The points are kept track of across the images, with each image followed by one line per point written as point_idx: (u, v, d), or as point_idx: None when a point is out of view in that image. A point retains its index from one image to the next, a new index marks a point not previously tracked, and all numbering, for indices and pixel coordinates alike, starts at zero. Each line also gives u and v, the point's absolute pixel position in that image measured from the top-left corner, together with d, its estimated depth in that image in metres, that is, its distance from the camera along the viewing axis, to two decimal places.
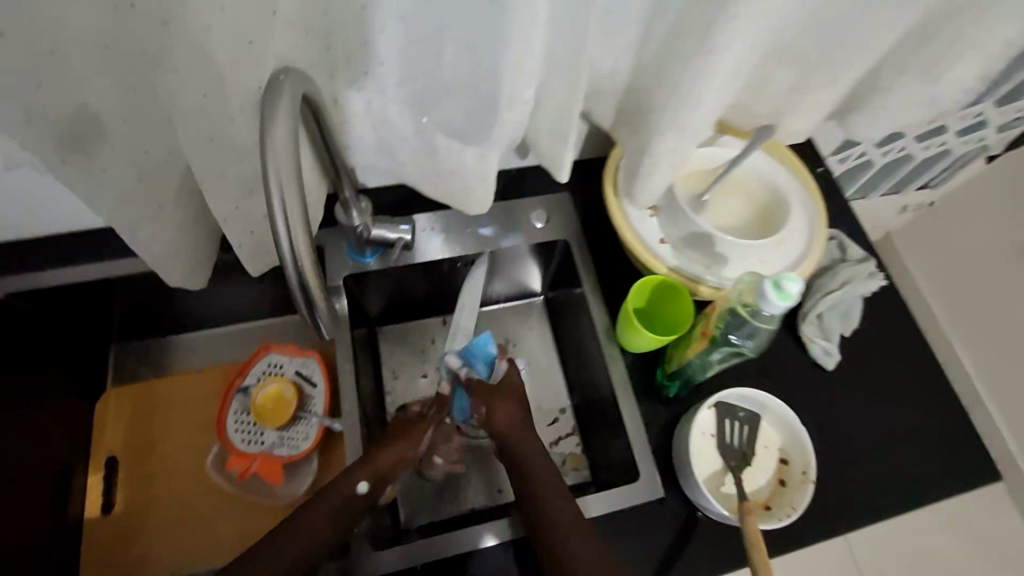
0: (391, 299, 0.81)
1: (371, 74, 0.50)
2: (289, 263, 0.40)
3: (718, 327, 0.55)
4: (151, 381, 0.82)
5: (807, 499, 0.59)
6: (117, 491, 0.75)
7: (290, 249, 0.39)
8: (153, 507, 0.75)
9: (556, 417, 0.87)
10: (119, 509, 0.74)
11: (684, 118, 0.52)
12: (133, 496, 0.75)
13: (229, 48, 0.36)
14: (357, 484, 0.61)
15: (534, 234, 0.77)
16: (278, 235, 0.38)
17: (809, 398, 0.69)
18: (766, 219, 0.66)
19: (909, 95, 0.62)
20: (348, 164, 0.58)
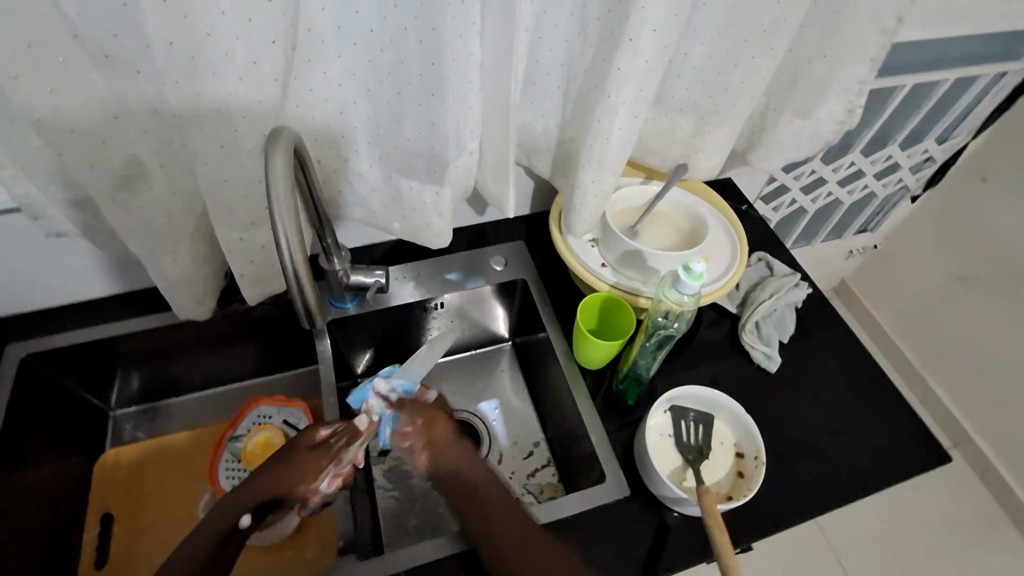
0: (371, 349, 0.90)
1: (346, 137, 0.63)
2: (290, 273, 0.51)
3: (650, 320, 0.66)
4: (148, 440, 0.87)
5: (760, 478, 0.65)
6: (110, 545, 0.78)
7: (286, 259, 0.50)
8: (143, 559, 0.78)
9: (531, 450, 0.91)
10: (111, 561, 0.77)
11: (600, 153, 0.64)
12: (124, 549, 0.78)
13: (234, 110, 0.49)
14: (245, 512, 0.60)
15: (496, 275, 0.87)
16: (279, 250, 0.49)
17: (754, 398, 0.76)
18: (691, 240, 0.77)
19: (792, 130, 0.76)
20: (329, 214, 0.70)
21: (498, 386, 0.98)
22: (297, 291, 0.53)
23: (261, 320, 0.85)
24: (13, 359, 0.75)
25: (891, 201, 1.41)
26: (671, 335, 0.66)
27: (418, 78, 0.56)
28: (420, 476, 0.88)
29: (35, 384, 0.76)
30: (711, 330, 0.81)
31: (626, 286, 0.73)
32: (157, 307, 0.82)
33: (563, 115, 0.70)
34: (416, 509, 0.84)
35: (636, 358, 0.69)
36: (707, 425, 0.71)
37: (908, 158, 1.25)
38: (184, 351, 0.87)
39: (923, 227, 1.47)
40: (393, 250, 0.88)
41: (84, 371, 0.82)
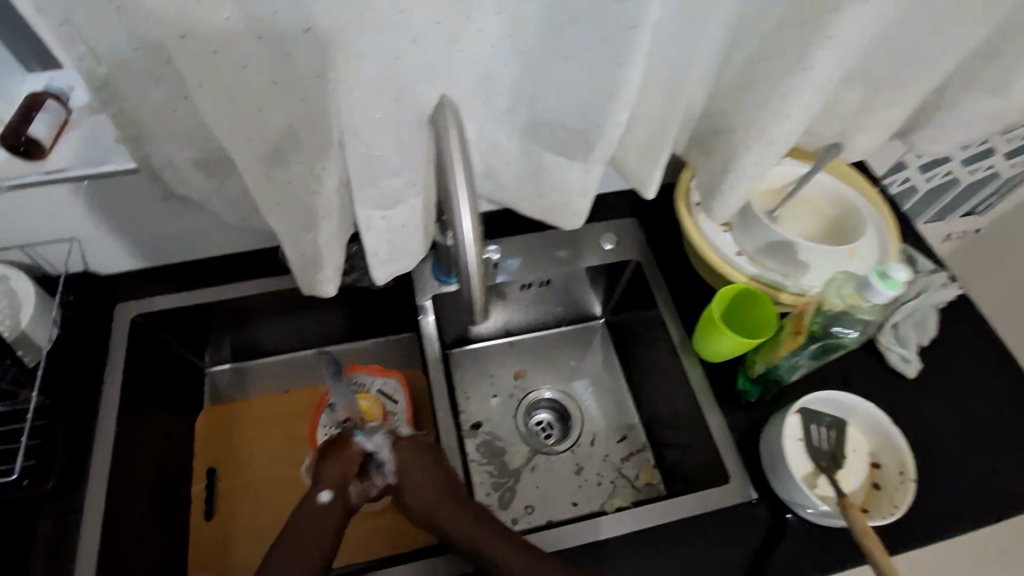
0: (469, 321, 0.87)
1: (484, 105, 0.56)
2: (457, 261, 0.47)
3: (814, 323, 0.58)
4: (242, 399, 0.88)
5: (910, 496, 0.61)
6: (219, 498, 0.81)
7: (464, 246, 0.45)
8: (251, 512, 0.80)
9: (625, 434, 0.89)
10: (221, 514, 0.79)
11: (771, 132, 0.57)
12: (233, 502, 0.80)
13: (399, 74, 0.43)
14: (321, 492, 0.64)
15: (604, 254, 0.82)
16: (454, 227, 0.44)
17: (892, 404, 0.70)
18: (839, 230, 0.70)
19: (977, 108, 0.66)
20: None
21: (590, 365, 0.95)
22: (468, 279, 0.46)
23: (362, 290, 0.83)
24: (126, 320, 0.75)
25: (1015, 183, 1.28)
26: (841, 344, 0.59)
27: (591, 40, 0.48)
28: (514, 452, 0.87)
29: (147, 342, 0.76)
30: None
31: (766, 279, 0.67)
32: (259, 271, 0.80)
33: (720, 84, 0.62)
34: (511, 485, 0.84)
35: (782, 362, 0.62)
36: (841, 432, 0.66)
37: None
38: (283, 315, 0.85)
39: None
40: (496, 221, 0.84)
41: (186, 331, 0.81)
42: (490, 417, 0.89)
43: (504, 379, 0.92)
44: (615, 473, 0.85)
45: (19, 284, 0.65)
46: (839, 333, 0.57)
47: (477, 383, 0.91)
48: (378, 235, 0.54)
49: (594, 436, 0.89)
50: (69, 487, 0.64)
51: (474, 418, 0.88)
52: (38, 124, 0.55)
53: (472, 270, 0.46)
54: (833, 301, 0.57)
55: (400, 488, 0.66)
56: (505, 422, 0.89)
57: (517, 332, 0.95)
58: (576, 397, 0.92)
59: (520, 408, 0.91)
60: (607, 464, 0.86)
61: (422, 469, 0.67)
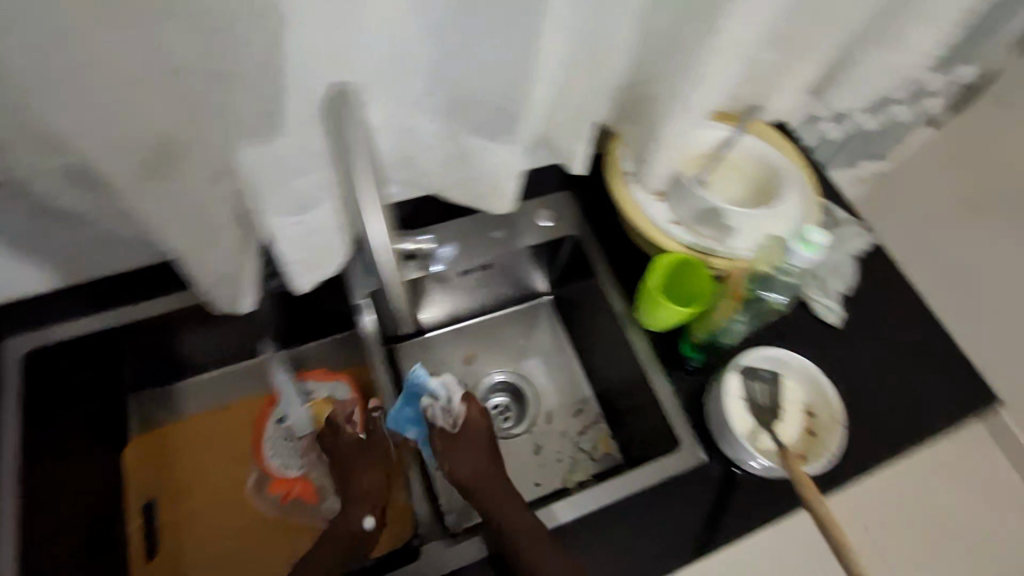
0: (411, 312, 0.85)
1: (398, 88, 0.52)
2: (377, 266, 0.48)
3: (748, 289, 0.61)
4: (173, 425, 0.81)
5: (840, 438, 0.65)
6: (161, 533, 0.75)
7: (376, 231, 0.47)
8: (199, 542, 0.75)
9: (580, 408, 0.89)
10: (165, 549, 0.74)
11: (693, 100, 0.57)
12: (177, 534, 0.75)
13: None
14: (364, 519, 0.67)
15: (542, 232, 0.80)
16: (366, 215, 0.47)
17: (820, 352, 0.75)
18: (764, 190, 0.71)
19: (881, 64, 0.69)
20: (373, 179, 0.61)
21: (538, 343, 0.94)
22: (385, 265, 0.49)
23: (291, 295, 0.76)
24: (17, 359, 0.66)
25: (914, 128, 1.36)
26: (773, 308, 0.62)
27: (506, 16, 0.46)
28: None
29: (46, 380, 0.68)
30: None
31: (700, 246, 0.68)
32: (171, 287, 0.73)
33: (642, 52, 0.61)
34: None
35: (724, 328, 0.65)
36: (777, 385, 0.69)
37: (943, 84, 1.19)
38: (205, 332, 0.78)
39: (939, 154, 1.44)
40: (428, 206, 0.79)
41: (95, 363, 0.73)
42: None
43: (454, 368, 0.90)
44: (575, 448, 0.86)
45: None
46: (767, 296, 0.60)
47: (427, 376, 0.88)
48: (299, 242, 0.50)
49: (549, 415, 0.89)
50: None
51: None
52: None
53: (388, 259, 0.49)
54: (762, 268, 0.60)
55: (456, 451, 0.68)
56: None
57: (463, 318, 0.91)
58: (529, 378, 0.92)
59: (475, 396, 0.89)
60: (565, 440, 0.87)
61: (486, 436, 0.70)
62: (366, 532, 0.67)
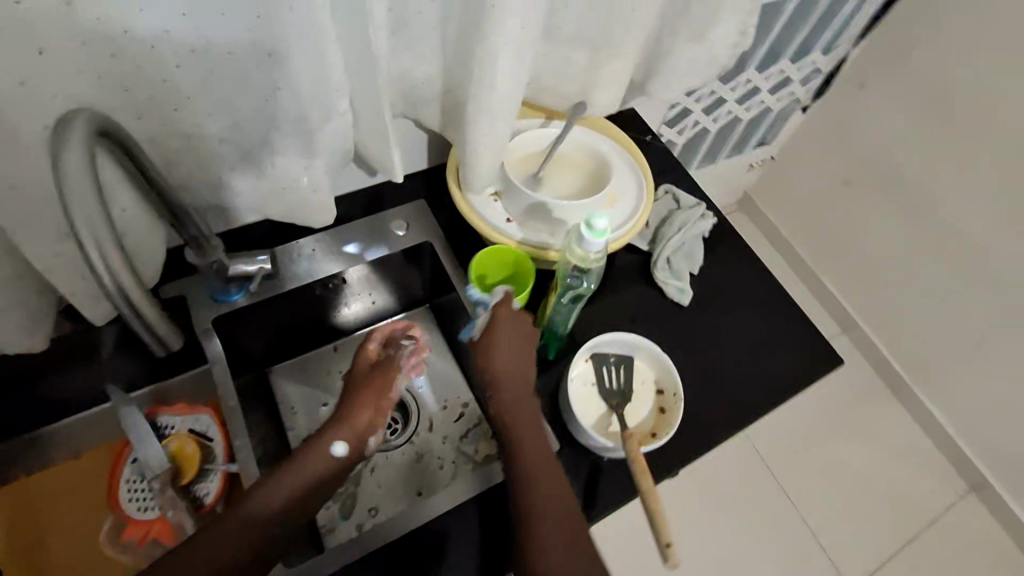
0: (274, 335, 0.81)
1: (180, 111, 0.52)
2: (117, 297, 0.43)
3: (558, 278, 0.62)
4: (24, 476, 0.77)
5: (681, 412, 0.68)
6: None
7: (101, 271, 0.41)
8: None
9: (462, 412, 0.89)
10: None
11: (488, 100, 0.59)
12: None
13: None
14: (336, 445, 0.60)
15: (398, 241, 0.79)
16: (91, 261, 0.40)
17: (672, 332, 0.77)
18: (597, 181, 0.74)
19: (689, 55, 0.73)
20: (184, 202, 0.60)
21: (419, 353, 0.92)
22: (121, 303, 0.43)
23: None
24: None
25: (785, 112, 1.43)
26: (582, 292, 0.63)
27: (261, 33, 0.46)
28: None
29: None
30: (624, 272, 0.81)
31: (535, 241, 0.69)
32: None
33: (442, 59, 0.63)
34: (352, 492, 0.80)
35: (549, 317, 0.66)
36: (626, 368, 0.72)
37: (799, 68, 1.26)
38: (42, 373, 0.74)
39: (813, 136, 1.53)
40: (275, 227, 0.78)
41: None
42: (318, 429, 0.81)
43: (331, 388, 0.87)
44: (456, 453, 0.85)
45: None
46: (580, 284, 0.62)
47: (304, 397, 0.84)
48: None
49: (431, 421, 0.87)
50: None
51: (302, 433, 0.81)
52: None
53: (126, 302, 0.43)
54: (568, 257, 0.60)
55: (488, 362, 0.62)
56: None
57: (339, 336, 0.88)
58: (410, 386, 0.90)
59: None
60: (447, 446, 0.86)
61: (518, 335, 0.63)
62: (338, 459, 0.59)
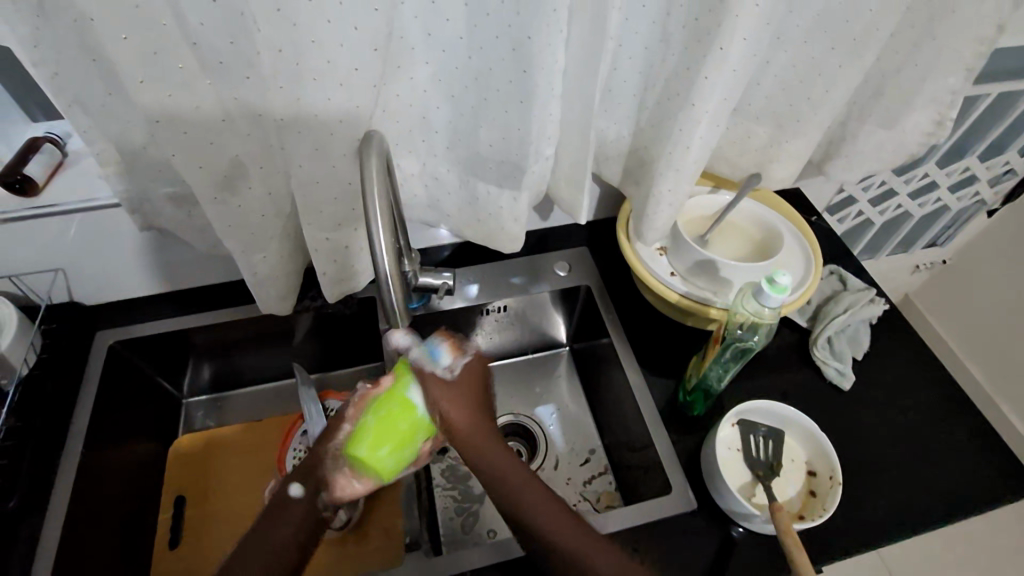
0: None
1: (425, 142, 0.64)
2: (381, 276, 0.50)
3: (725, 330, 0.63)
4: (213, 430, 0.90)
5: (836, 500, 0.63)
6: (185, 527, 0.82)
7: (380, 261, 0.49)
8: (213, 540, 0.81)
9: (588, 457, 0.90)
10: (186, 542, 0.80)
11: (679, 161, 0.63)
12: (199, 530, 0.82)
13: (343, 111, 0.51)
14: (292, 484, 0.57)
15: (559, 281, 0.87)
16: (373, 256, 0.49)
17: (830, 416, 0.73)
18: (767, 249, 0.75)
19: (876, 140, 0.74)
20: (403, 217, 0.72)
21: (552, 393, 0.97)
22: (386, 289, 0.51)
23: (333, 321, 0.88)
24: (104, 346, 0.79)
25: (967, 215, 1.32)
26: (750, 348, 0.63)
27: (506, 85, 0.56)
28: (479, 478, 0.87)
29: (121, 368, 0.81)
30: (779, 346, 0.79)
31: (698, 297, 0.72)
32: (233, 301, 0.86)
33: (637, 123, 0.70)
34: (474, 511, 0.84)
35: (710, 368, 0.66)
36: (777, 443, 0.69)
37: (989, 169, 1.18)
38: (253, 342, 0.90)
39: (998, 245, 1.38)
40: (456, 253, 0.90)
41: (164, 361, 0.86)
42: None
43: None
44: (578, 496, 0.86)
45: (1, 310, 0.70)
46: (744, 336, 0.61)
47: None
48: (331, 258, 0.61)
49: (558, 460, 0.90)
50: (28, 509, 0.67)
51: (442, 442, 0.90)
52: (31, 164, 0.65)
53: (390, 284, 0.51)
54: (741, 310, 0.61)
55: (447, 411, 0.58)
56: None
57: (486, 360, 0.98)
58: (540, 422, 0.93)
59: None
60: (570, 487, 0.87)
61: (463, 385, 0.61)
62: (297, 502, 0.56)
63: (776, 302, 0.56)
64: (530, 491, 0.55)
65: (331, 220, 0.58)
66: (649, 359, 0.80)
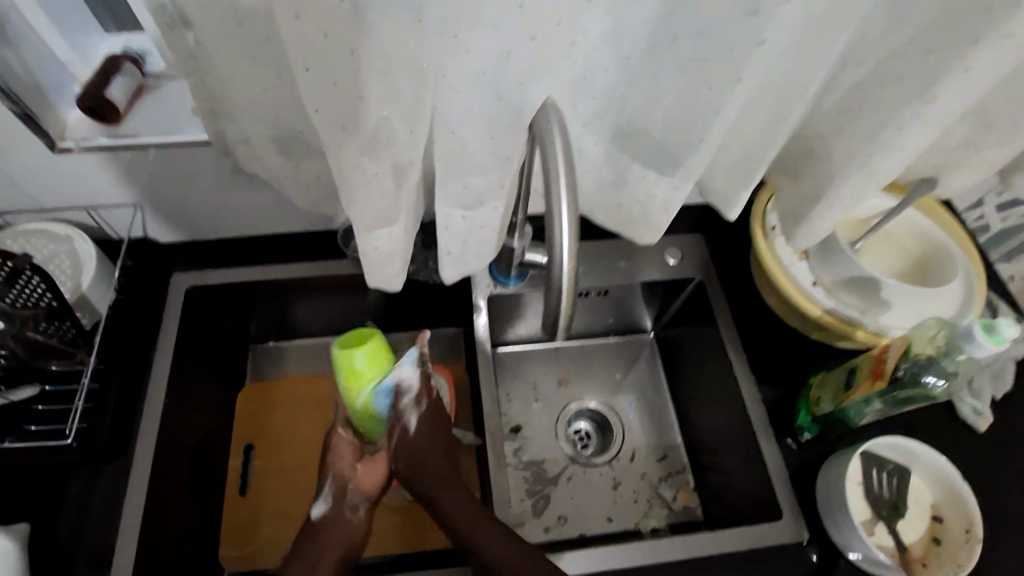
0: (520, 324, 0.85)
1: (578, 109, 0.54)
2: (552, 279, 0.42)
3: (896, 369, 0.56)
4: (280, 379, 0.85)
5: (973, 559, 0.58)
6: (255, 475, 0.79)
7: (556, 257, 0.40)
8: (283, 494, 0.78)
9: (666, 453, 0.85)
10: (256, 491, 0.78)
11: (879, 165, 0.53)
12: (269, 481, 0.79)
13: (517, 73, 0.41)
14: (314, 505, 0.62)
15: (666, 270, 0.79)
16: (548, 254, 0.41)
17: (958, 458, 0.67)
18: (927, 270, 0.66)
19: None
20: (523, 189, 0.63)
21: (632, 381, 0.91)
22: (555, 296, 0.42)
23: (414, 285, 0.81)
24: (180, 291, 0.74)
25: None
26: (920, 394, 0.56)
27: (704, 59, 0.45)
28: (550, 460, 0.84)
29: (197, 315, 0.76)
30: None
31: (844, 315, 0.64)
32: (311, 254, 0.79)
33: None
34: (546, 493, 0.81)
35: (855, 405, 0.60)
36: (904, 482, 0.63)
37: None
38: (322, 299, 0.82)
39: None
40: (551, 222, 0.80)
41: (231, 310, 0.80)
42: (530, 421, 0.86)
43: (548, 386, 0.89)
44: (653, 492, 0.82)
45: (82, 245, 0.65)
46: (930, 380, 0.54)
47: (522, 387, 0.88)
48: (457, 238, 0.53)
49: (634, 452, 0.85)
50: (112, 456, 0.64)
51: (515, 421, 0.86)
52: (113, 86, 0.57)
53: (562, 285, 0.41)
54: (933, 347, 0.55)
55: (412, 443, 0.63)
56: (546, 431, 0.86)
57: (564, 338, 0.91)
58: (618, 410, 0.89)
59: (562, 415, 0.88)
60: (644, 481, 0.83)
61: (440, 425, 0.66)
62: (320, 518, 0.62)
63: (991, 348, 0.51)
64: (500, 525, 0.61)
65: (469, 197, 0.50)
66: (763, 368, 0.73)
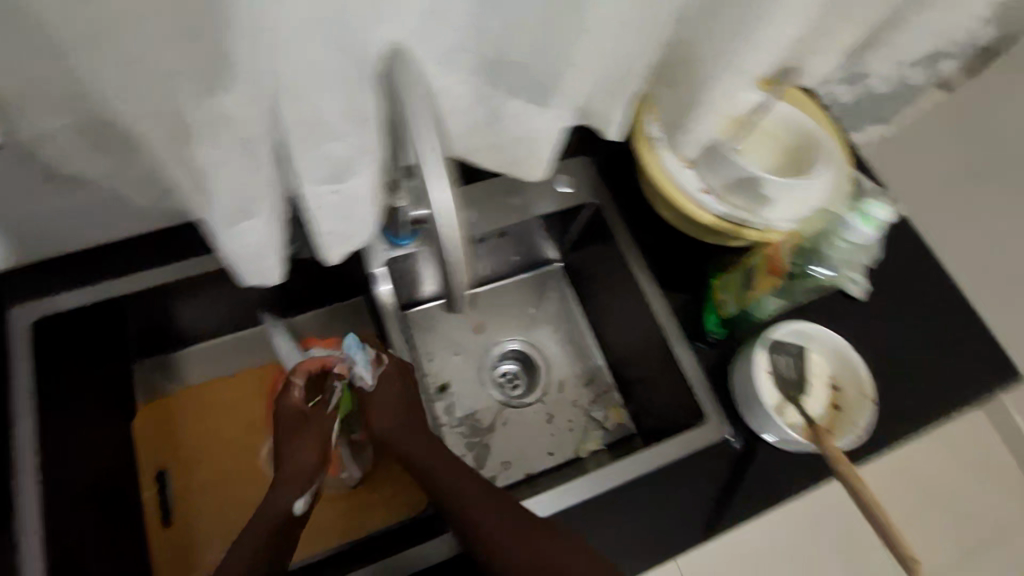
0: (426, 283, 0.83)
1: None
2: None
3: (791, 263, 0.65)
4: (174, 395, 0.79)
5: (867, 415, 0.66)
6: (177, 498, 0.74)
7: None
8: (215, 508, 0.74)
9: (591, 377, 0.87)
10: (182, 513, 0.73)
11: (744, 65, 0.53)
12: (196, 499, 0.74)
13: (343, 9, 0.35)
14: (293, 502, 0.62)
15: (562, 198, 0.78)
16: None
17: (843, 325, 0.74)
18: (799, 162, 0.69)
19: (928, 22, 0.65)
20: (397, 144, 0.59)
21: (550, 315, 0.91)
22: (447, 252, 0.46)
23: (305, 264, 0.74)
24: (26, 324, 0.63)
25: None
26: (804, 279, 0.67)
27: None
28: (484, 411, 0.84)
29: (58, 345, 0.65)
30: None
31: (735, 219, 0.66)
32: (181, 253, 0.69)
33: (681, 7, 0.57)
34: (485, 444, 0.81)
35: (763, 301, 0.67)
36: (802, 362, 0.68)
37: None
38: (209, 297, 0.74)
39: None
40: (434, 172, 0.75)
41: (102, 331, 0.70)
42: (455, 376, 0.85)
43: (467, 337, 0.88)
44: (586, 417, 0.84)
45: None
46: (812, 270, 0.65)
47: (440, 345, 0.86)
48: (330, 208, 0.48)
49: (562, 382, 0.87)
50: None
51: (440, 379, 0.84)
52: None
53: None
54: (816, 238, 0.64)
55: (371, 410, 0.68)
56: (472, 381, 0.85)
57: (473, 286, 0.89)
58: (540, 345, 0.89)
59: (486, 362, 0.87)
60: (577, 409, 0.85)
61: (394, 391, 0.69)
62: (298, 515, 0.62)
63: (870, 233, 0.61)
64: (495, 500, 0.60)
65: (331, 164, 0.45)
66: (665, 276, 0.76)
